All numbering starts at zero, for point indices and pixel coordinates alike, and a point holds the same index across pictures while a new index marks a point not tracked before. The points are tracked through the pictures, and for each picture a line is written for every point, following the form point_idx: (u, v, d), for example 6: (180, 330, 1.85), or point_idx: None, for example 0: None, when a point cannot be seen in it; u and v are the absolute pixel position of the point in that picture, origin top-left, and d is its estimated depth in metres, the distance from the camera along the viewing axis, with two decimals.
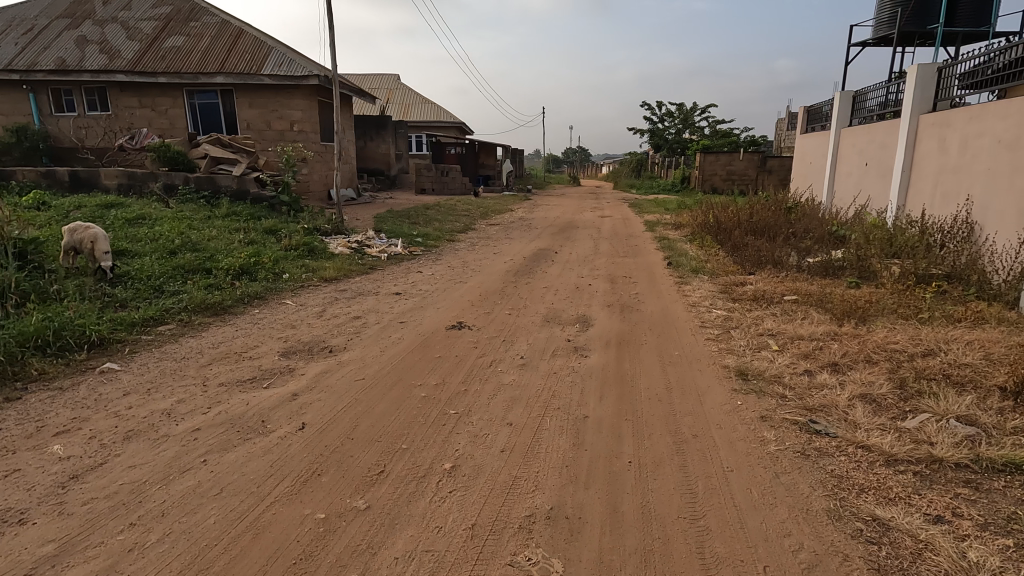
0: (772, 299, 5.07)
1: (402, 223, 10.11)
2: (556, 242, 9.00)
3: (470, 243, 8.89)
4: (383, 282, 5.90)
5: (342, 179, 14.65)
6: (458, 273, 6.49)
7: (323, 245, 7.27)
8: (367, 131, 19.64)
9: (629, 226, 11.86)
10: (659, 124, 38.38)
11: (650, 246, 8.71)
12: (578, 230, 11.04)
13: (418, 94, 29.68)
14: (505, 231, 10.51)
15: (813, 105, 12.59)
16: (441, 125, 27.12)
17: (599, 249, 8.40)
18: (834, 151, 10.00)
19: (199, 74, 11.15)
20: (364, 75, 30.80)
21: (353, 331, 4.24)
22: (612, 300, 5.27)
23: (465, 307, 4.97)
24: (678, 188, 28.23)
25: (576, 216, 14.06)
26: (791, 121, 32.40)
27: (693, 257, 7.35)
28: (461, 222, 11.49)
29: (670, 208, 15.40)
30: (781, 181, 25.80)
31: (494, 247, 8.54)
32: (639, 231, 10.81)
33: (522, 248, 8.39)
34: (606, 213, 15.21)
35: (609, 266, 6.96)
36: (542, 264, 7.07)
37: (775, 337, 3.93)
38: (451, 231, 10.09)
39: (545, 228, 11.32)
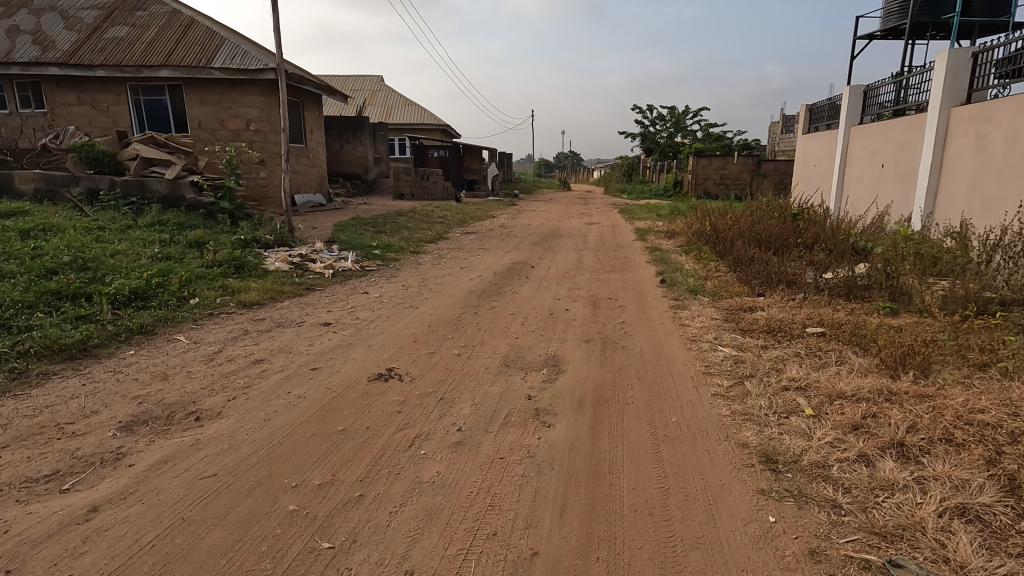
0: (791, 333, 4.05)
1: (365, 233, 9.08)
2: (535, 254, 7.98)
3: (437, 255, 7.86)
4: (315, 308, 4.85)
5: (310, 184, 13.59)
6: (411, 295, 5.45)
7: (258, 260, 6.22)
8: (343, 133, 18.62)
9: (618, 234, 10.88)
10: (650, 128, 37.60)
11: (639, 259, 7.72)
12: (562, 238, 10.03)
13: (402, 96, 28.67)
14: (481, 241, 9.48)
15: (816, 103, 11.66)
16: (425, 127, 26.10)
17: (583, 262, 7.39)
18: (843, 152, 9.04)
19: (142, 67, 10.04)
20: (346, 77, 29.77)
21: (244, 383, 3.19)
22: (590, 331, 4.24)
23: (404, 344, 3.93)
24: (672, 193, 27.07)
25: (562, 223, 13.06)
26: (786, 125, 31.68)
27: (689, 273, 6.35)
28: (434, 230, 10.47)
29: (663, 215, 14.40)
30: (777, 186, 25.00)
31: (463, 260, 7.51)
32: (628, 240, 9.81)
33: (494, 261, 7.35)
34: (594, 219, 14.23)
35: (590, 284, 5.96)
36: (513, 281, 6.06)
37: (807, 396, 2.91)
38: (419, 241, 9.06)
39: (526, 237, 10.30)
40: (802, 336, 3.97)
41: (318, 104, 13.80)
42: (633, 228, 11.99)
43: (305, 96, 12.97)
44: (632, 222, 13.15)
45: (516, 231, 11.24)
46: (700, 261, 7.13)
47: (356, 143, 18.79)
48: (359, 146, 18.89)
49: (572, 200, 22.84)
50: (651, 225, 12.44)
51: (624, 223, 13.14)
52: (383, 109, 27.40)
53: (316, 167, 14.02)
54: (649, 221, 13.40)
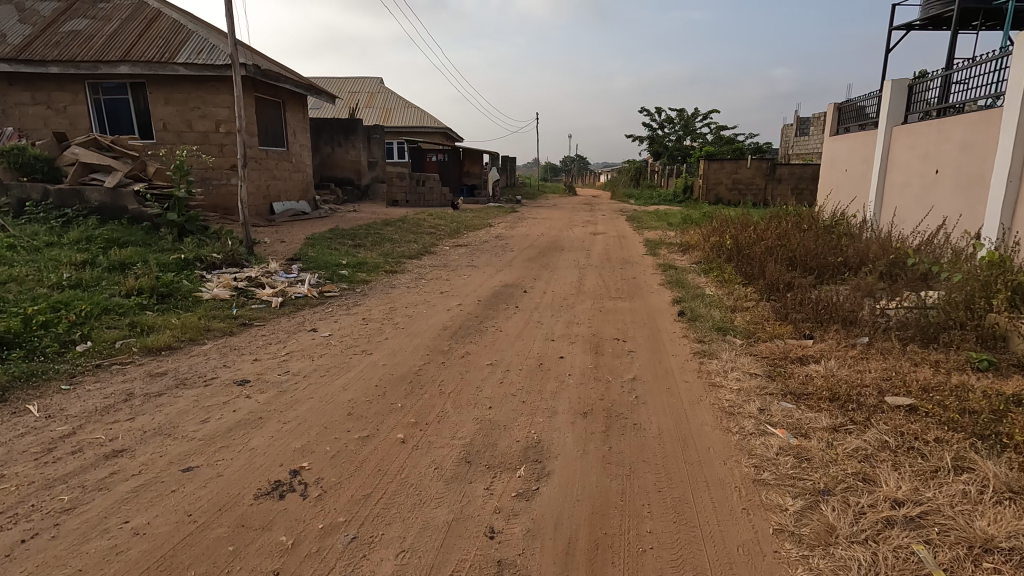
0: (864, 404, 2.95)
1: (339, 247, 8.06)
2: (530, 274, 6.92)
3: (416, 275, 6.82)
4: (241, 354, 3.82)
5: (293, 191, 12.61)
6: (369, 334, 4.40)
7: (194, 285, 5.22)
8: (335, 135, 17.70)
9: (626, 247, 9.77)
10: (658, 131, 36.50)
11: (651, 280, 6.63)
12: (563, 252, 8.96)
13: (402, 98, 27.78)
14: (471, 257, 8.43)
15: (846, 101, 10.54)
16: (424, 130, 25.14)
17: (584, 285, 6.32)
18: (884, 157, 7.91)
19: (99, 62, 9.08)
20: (344, 80, 28.93)
21: (69, 499, 2.15)
22: (588, 396, 3.16)
23: (332, 418, 2.87)
24: (682, 198, 25.86)
25: (564, 234, 12.01)
26: (801, 128, 30.49)
27: (712, 301, 5.26)
28: (420, 243, 9.43)
29: (674, 224, 13.26)
30: (792, 192, 23.86)
31: (445, 282, 6.46)
32: (638, 255, 8.71)
33: (480, 284, 6.30)
34: (599, 229, 13.15)
35: (591, 318, 4.88)
36: (499, 313, 5.00)
37: (935, 549, 1.82)
38: (400, 256, 8.02)
39: (523, 250, 9.25)
40: (881, 410, 2.88)
41: (301, 105, 12.84)
42: (643, 240, 10.90)
43: (286, 95, 12.01)
44: (641, 233, 12.06)
45: (513, 244, 10.17)
46: (722, 285, 6.04)
47: (348, 147, 17.83)
48: (351, 149, 17.93)
49: (577, 206, 21.76)
50: (662, 236, 11.32)
51: (632, 234, 12.04)
52: (381, 112, 26.48)
53: (300, 173, 13.04)
54: (659, 231, 12.29)
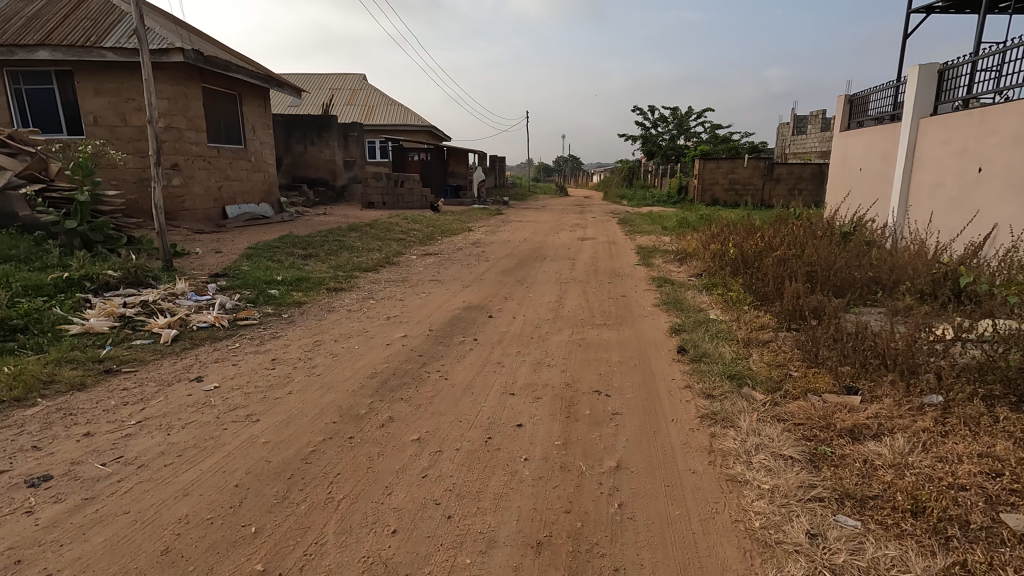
0: (971, 533, 1.90)
1: (284, 258, 6.98)
2: (501, 292, 5.87)
3: (366, 293, 5.76)
4: (74, 423, 2.75)
5: (252, 192, 11.49)
6: (269, 384, 3.32)
7: (68, 313, 4.13)
8: (308, 133, 16.59)
9: (617, 255, 8.74)
10: (652, 130, 35.60)
11: (644, 299, 5.59)
12: (545, 262, 7.92)
13: (385, 96, 26.72)
14: (438, 268, 7.38)
15: (857, 93, 9.54)
16: (408, 129, 24.05)
17: (564, 305, 5.27)
18: (908, 154, 6.91)
19: (14, 46, 7.94)
20: (325, 77, 27.83)
21: None
22: (548, 508, 2.10)
23: (132, 565, 1.79)
24: (676, 198, 24.77)
25: (549, 239, 10.97)
26: (798, 126, 29.62)
27: (721, 331, 4.21)
28: (383, 252, 8.38)
29: (670, 228, 12.25)
30: (790, 192, 22.98)
31: (397, 303, 5.40)
32: (629, 265, 7.68)
33: (438, 306, 5.25)
34: (588, 233, 12.12)
35: (568, 357, 3.81)
36: (450, 351, 3.92)
37: None
38: (355, 269, 6.95)
39: (501, 259, 8.20)
40: (999, 543, 1.84)
41: (262, 98, 11.74)
42: (635, 246, 9.88)
43: (242, 87, 10.91)
44: (633, 238, 11.07)
45: (490, 251, 9.12)
46: (729, 307, 5.00)
47: (322, 145, 16.74)
48: (326, 148, 16.84)
49: (567, 207, 20.74)
50: (657, 241, 10.29)
51: (623, 239, 11.02)
52: (363, 110, 25.38)
53: (261, 173, 11.92)
54: (653, 236, 11.28)
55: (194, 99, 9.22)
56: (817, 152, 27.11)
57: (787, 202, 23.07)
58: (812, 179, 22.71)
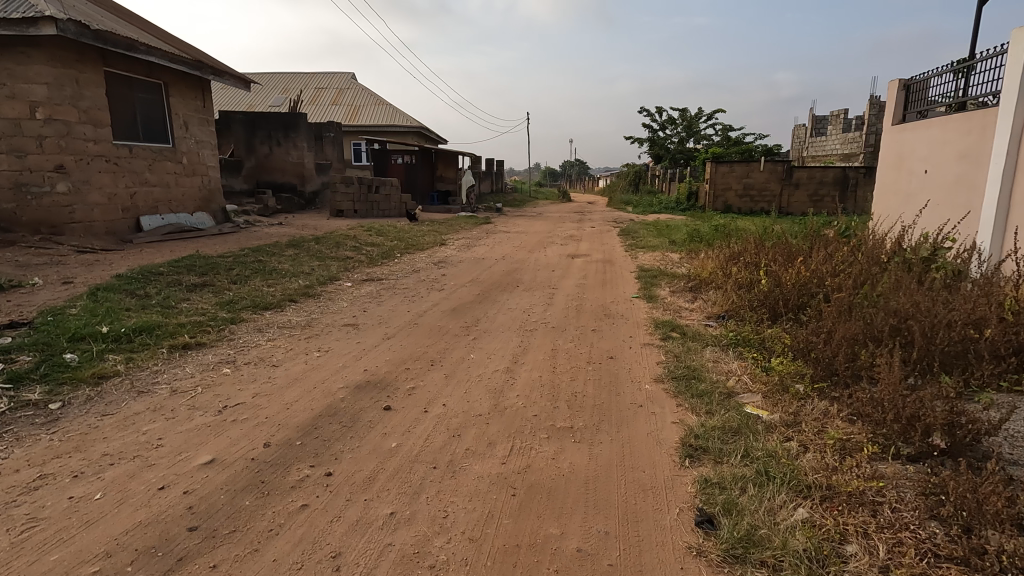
0: None
1: (155, 291, 5.17)
2: (429, 349, 4.02)
3: (231, 351, 3.93)
4: None
5: (184, 200, 9.74)
6: None
7: None
8: (273, 133, 14.86)
9: (612, 281, 6.84)
10: (659, 133, 33.73)
11: (640, 366, 3.70)
12: (516, 293, 6.07)
13: (373, 95, 25.11)
14: (367, 304, 5.55)
15: (915, 77, 7.61)
16: (395, 130, 22.31)
17: (514, 381, 3.40)
18: (1008, 151, 4.99)
19: None
20: (311, 76, 26.32)
21: None
22: None
23: None
24: (685, 205, 22.77)
25: (533, 256, 9.14)
26: (816, 127, 27.61)
27: (775, 464, 2.33)
28: (310, 278, 6.56)
29: (679, 242, 10.33)
30: (809, 198, 21.03)
31: (263, 372, 3.56)
32: (625, 299, 5.78)
33: (317, 381, 3.40)
34: (581, 248, 10.29)
35: (479, 541, 1.93)
36: (260, 516, 2.05)
37: None
38: (249, 306, 5.12)
39: (460, 288, 6.35)
40: None
41: (196, 90, 10.00)
42: (636, 266, 8.00)
43: (167, 75, 9.18)
44: (635, 255, 9.19)
45: (452, 274, 7.29)
46: (779, 392, 3.10)
47: (289, 146, 14.99)
48: (293, 149, 15.07)
49: (564, 215, 18.89)
50: (663, 261, 8.42)
51: (623, 256, 9.14)
52: (348, 110, 23.71)
53: (197, 177, 10.17)
54: (659, 252, 9.38)
55: (89, 86, 7.51)
56: (839, 155, 25.09)
57: (806, 209, 21.10)
58: (835, 184, 20.73)
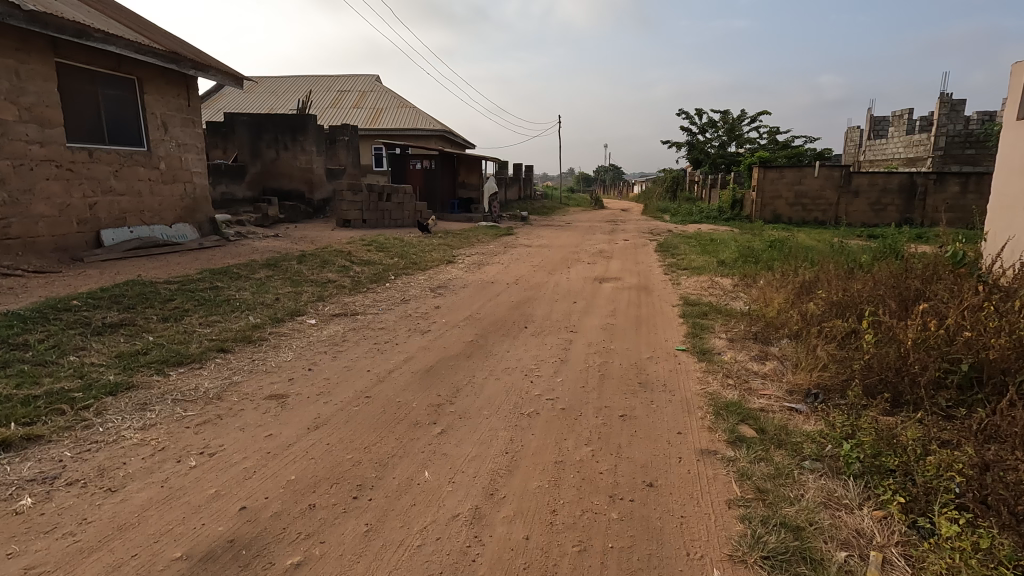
0: None
1: (44, 338, 3.96)
2: (361, 456, 2.62)
3: (66, 456, 2.57)
4: None
5: (160, 210, 8.68)
6: None
7: None
8: (280, 136, 13.95)
9: (650, 321, 5.31)
10: (698, 137, 31.84)
11: (702, 514, 2.18)
12: (520, 339, 4.63)
13: (397, 99, 24.21)
14: (320, 354, 4.21)
15: None
16: (416, 133, 21.22)
17: (477, 553, 1.95)
18: None
19: None
20: (335, 81, 25.66)
21: None
22: None
23: None
24: (728, 213, 20.83)
25: (553, 280, 7.70)
26: (875, 128, 25.24)
27: None
28: (267, 311, 5.28)
29: (728, 261, 8.70)
30: (871, 207, 18.88)
31: (81, 507, 2.22)
32: (667, 354, 4.25)
33: (147, 537, 2.02)
34: (612, 268, 8.80)
35: None
36: None
37: None
38: (157, 361, 3.84)
39: (452, 329, 4.97)
40: None
41: (178, 87, 8.98)
42: (679, 295, 6.46)
43: (139, 70, 8.17)
44: (676, 278, 7.62)
45: (448, 306, 5.91)
46: None
47: (296, 151, 14.06)
48: (301, 154, 14.13)
49: (595, 225, 17.36)
50: (711, 290, 6.84)
51: (661, 280, 7.58)
52: (370, 114, 22.78)
53: (179, 184, 9.13)
54: (706, 275, 7.77)
55: (33, 79, 6.50)
56: (902, 159, 22.74)
57: (867, 219, 18.97)
58: (900, 191, 18.58)
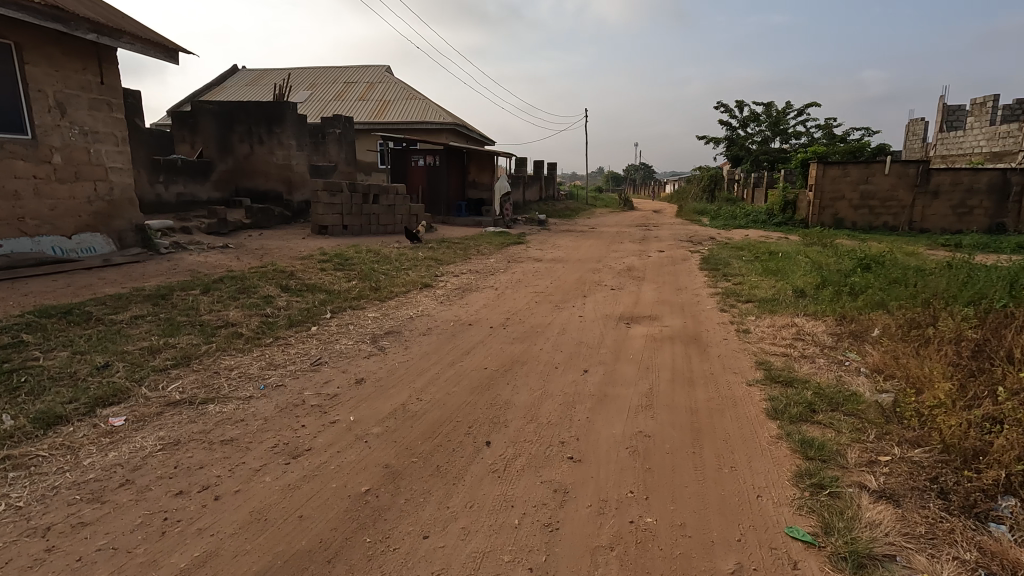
0: None
1: None
2: None
3: None
4: None
5: (53, 216, 6.71)
6: None
7: None
8: (254, 128, 12.08)
9: (718, 431, 2.93)
10: (739, 131, 29.02)
11: None
12: (463, 490, 2.34)
13: (407, 91, 22.24)
14: (22, 543, 1.97)
15: None
16: (424, 128, 19.11)
17: None
18: None
19: None
20: (343, 73, 23.90)
21: None
22: None
23: None
24: (778, 217, 18.11)
25: (558, 318, 5.42)
26: (948, 119, 22.02)
27: None
28: (55, 399, 3.10)
29: (809, 291, 6.21)
30: (953, 210, 15.92)
31: None
32: (779, 569, 1.87)
33: None
34: (643, 296, 6.45)
35: None
36: None
37: None
38: None
39: (351, 447, 2.72)
40: None
41: (82, 60, 7.04)
42: (753, 361, 4.04)
43: (15, 34, 6.26)
44: (741, 321, 5.17)
45: (376, 380, 3.65)
46: None
47: (273, 144, 12.16)
48: (278, 148, 12.21)
49: (623, 231, 14.94)
50: (801, 347, 4.39)
51: (719, 324, 5.14)
52: (375, 108, 20.78)
53: (86, 183, 7.15)
54: (785, 316, 5.30)
55: None
56: (985, 154, 19.58)
57: (948, 225, 16.00)
58: (990, 192, 15.59)
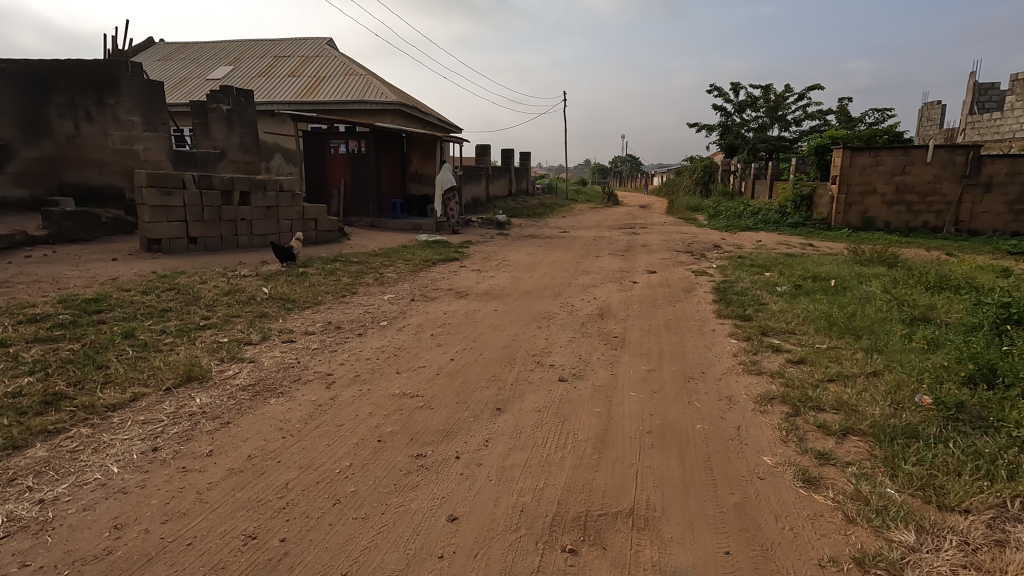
0: None
1: None
2: None
3: None
4: None
5: None
6: None
7: None
8: (78, 98, 8.58)
9: None
10: (735, 117, 25.87)
11: None
12: None
13: (347, 64, 18.66)
14: None
15: None
16: (360, 108, 15.56)
17: None
18: None
19: None
20: (275, 46, 20.30)
21: None
22: None
23: None
24: (790, 215, 14.91)
25: (392, 524, 2.08)
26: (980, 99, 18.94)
27: None
28: None
29: (974, 406, 2.87)
30: (1011, 206, 12.77)
31: None
32: None
33: None
34: (619, 406, 3.11)
35: None
36: None
37: None
38: None
39: None
40: None
41: None
42: None
43: None
44: (892, 565, 1.81)
45: None
46: None
47: (107, 121, 8.73)
48: (115, 126, 8.78)
49: (602, 237, 11.58)
50: None
51: None
52: (305, 85, 17.17)
53: None
54: (994, 537, 1.95)
55: None
56: None
57: (1004, 225, 12.86)
58: None
